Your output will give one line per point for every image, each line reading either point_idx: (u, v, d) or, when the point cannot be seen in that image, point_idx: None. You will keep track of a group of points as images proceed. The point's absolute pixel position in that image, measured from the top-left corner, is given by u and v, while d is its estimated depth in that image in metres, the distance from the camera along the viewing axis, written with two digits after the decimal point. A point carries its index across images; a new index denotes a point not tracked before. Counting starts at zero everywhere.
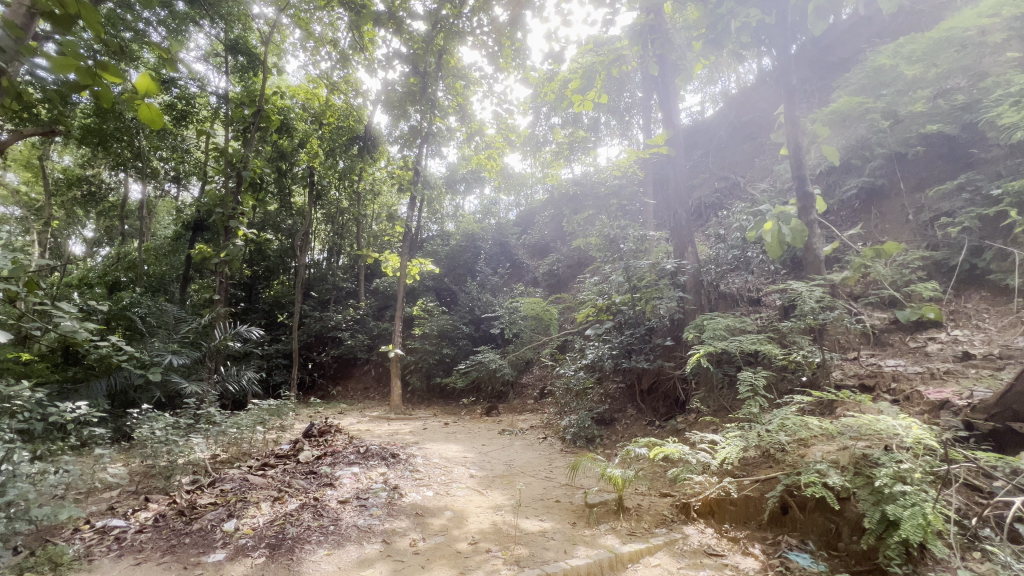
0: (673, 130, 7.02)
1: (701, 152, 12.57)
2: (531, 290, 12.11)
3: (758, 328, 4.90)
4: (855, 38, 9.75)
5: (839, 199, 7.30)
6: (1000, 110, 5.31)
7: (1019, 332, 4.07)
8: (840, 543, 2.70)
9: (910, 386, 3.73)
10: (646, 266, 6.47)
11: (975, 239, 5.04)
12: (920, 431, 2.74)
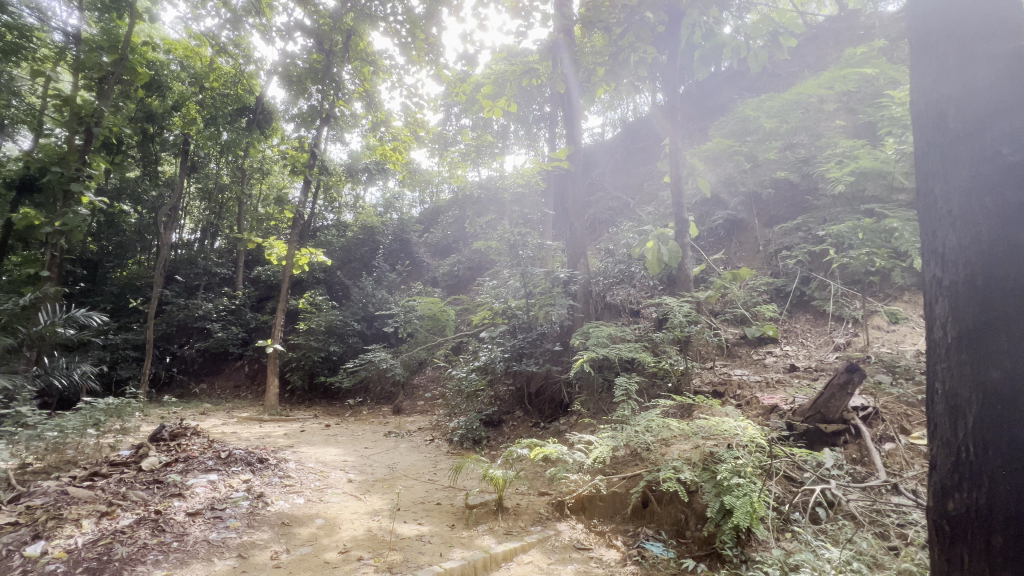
0: (574, 147, 7.40)
1: (598, 172, 13.43)
2: (429, 289, 11.92)
3: (636, 338, 5.34)
4: (728, 89, 11.11)
5: (708, 227, 8.28)
6: (829, 166, 6.47)
7: (830, 349, 4.96)
8: (687, 532, 3.02)
9: (751, 393, 4.34)
10: (541, 273, 6.74)
11: (805, 271, 6.05)
12: (755, 432, 3.19)
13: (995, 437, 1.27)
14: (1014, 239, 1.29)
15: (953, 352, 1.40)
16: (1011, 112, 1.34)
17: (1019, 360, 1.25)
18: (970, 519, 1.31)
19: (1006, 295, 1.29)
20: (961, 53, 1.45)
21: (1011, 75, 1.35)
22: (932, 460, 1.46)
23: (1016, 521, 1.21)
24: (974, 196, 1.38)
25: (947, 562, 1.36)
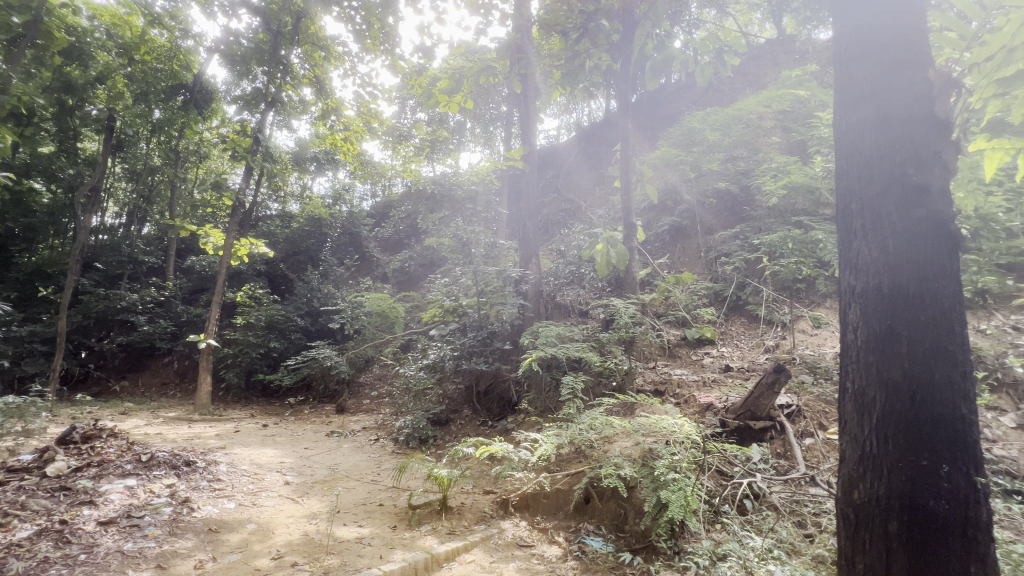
0: (529, 148, 7.46)
1: (552, 174, 13.58)
2: (378, 285, 11.61)
3: (583, 337, 5.45)
4: (677, 101, 11.57)
5: (655, 232, 8.60)
6: (765, 179, 6.91)
7: (760, 351, 5.30)
8: (625, 526, 3.11)
9: (689, 392, 4.56)
10: (493, 272, 6.73)
11: (741, 277, 6.42)
12: (690, 429, 3.35)
13: (895, 432, 1.40)
14: (916, 254, 1.43)
15: (862, 354, 1.52)
16: (917, 138, 1.48)
17: (918, 363, 1.38)
18: (872, 507, 1.44)
19: (908, 304, 1.42)
20: (878, 80, 1.57)
21: (918, 104, 1.49)
22: (841, 454, 1.59)
23: (911, 508, 1.35)
24: (882, 213, 1.51)
25: (851, 547, 1.49)
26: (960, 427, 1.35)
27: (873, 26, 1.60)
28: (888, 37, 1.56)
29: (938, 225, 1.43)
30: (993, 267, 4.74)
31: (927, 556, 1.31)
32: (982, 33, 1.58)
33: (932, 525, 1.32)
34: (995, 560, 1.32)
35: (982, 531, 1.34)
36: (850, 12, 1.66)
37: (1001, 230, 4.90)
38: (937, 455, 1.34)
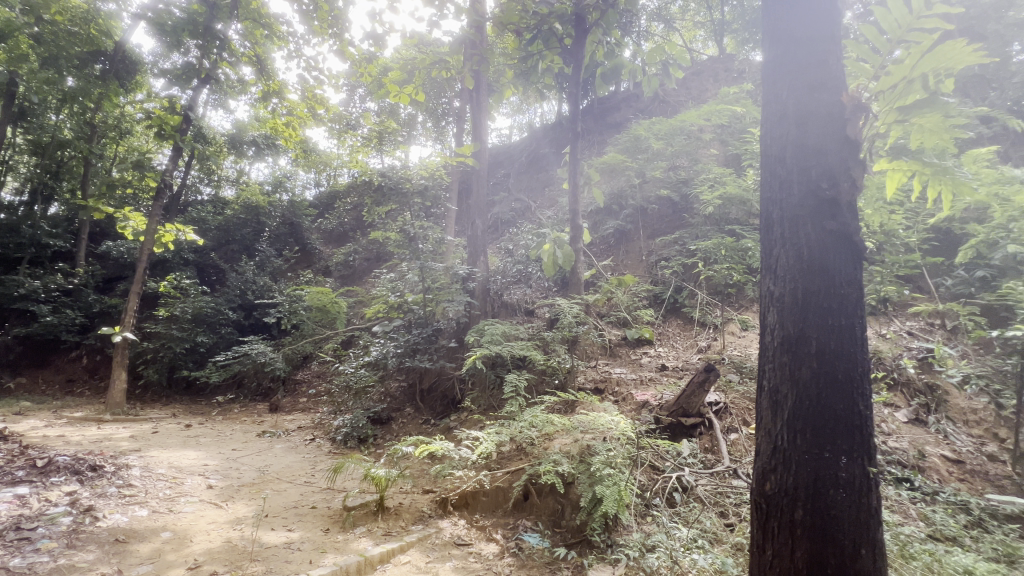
0: (481, 146, 7.42)
1: (503, 172, 13.58)
2: (320, 279, 11.12)
3: (529, 336, 5.50)
4: (625, 108, 11.92)
5: (600, 235, 8.83)
6: (703, 189, 7.29)
7: (694, 351, 5.59)
8: (562, 521, 3.17)
9: (627, 390, 4.73)
10: (441, 269, 6.48)
11: (679, 280, 6.74)
12: (627, 425, 3.47)
13: (802, 426, 1.52)
14: (826, 261, 1.56)
15: (776, 354, 1.63)
16: (830, 156, 1.61)
17: (823, 362, 1.51)
18: (781, 497, 1.54)
19: (817, 308, 1.54)
20: (799, 99, 1.68)
21: (832, 124, 1.62)
22: (755, 448, 1.69)
23: (814, 496, 1.47)
24: (800, 222, 1.62)
25: (761, 534, 1.60)
26: (856, 421, 1.48)
27: (796, 48, 1.71)
28: (809, 60, 1.68)
29: (845, 236, 1.56)
30: (894, 278, 5.28)
31: (826, 539, 1.43)
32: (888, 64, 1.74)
33: (830, 511, 1.45)
34: (880, 539, 1.47)
35: (872, 516, 1.48)
36: (778, 33, 1.77)
37: (900, 245, 5.47)
38: (837, 447, 1.47)
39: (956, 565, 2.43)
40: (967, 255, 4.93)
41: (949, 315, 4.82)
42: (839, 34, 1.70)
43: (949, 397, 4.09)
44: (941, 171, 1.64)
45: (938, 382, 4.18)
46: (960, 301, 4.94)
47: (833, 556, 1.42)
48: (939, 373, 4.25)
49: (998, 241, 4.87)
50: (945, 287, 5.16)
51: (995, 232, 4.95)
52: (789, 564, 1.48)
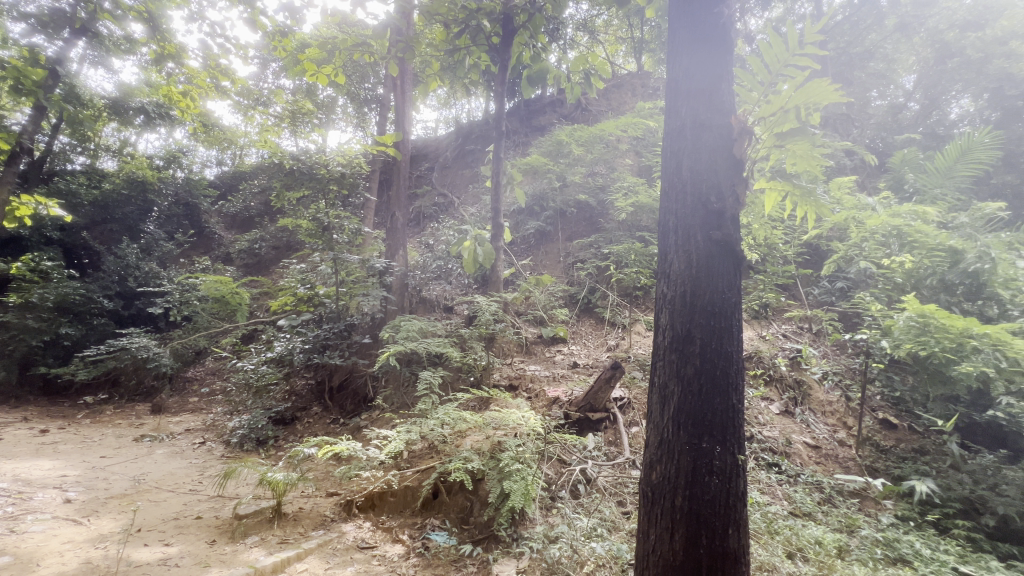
0: (403, 137, 7.18)
1: (427, 166, 13.26)
2: (218, 267, 10.11)
3: (446, 333, 5.43)
4: (550, 113, 12.20)
5: (521, 234, 8.95)
6: (618, 196, 7.67)
7: (604, 350, 5.87)
8: (470, 517, 3.17)
9: (540, 386, 4.87)
10: (356, 261, 6.20)
11: (593, 282, 7.04)
12: (536, 421, 3.55)
13: (685, 419, 1.65)
14: (710, 269, 1.71)
15: (666, 352, 1.75)
16: (719, 173, 1.76)
17: (705, 360, 1.65)
18: (664, 486, 1.66)
19: (702, 311, 1.69)
20: (696, 117, 1.83)
21: (722, 142, 1.77)
22: (644, 440, 1.81)
23: (692, 484, 1.61)
24: (691, 232, 1.76)
25: (646, 521, 1.71)
26: (731, 414, 1.65)
27: (696, 70, 1.86)
28: (705, 82, 1.83)
29: (728, 246, 1.72)
30: (774, 286, 5.96)
31: (700, 522, 1.58)
32: (769, 93, 1.95)
33: (705, 496, 1.60)
34: (745, 519, 1.65)
35: (740, 498, 1.66)
36: (681, 52, 1.91)
37: (780, 257, 6.20)
38: (713, 438, 1.62)
39: (809, 536, 2.83)
40: (831, 268, 5.70)
41: (815, 320, 5.54)
42: (730, 61, 1.88)
43: (811, 391, 4.71)
44: (806, 193, 1.87)
45: (804, 377, 4.79)
46: (824, 307, 5.70)
47: (705, 536, 1.57)
48: (805, 370, 4.87)
49: (853, 257, 5.70)
50: (813, 296, 5.93)
51: (852, 249, 5.79)
52: (669, 547, 1.61)
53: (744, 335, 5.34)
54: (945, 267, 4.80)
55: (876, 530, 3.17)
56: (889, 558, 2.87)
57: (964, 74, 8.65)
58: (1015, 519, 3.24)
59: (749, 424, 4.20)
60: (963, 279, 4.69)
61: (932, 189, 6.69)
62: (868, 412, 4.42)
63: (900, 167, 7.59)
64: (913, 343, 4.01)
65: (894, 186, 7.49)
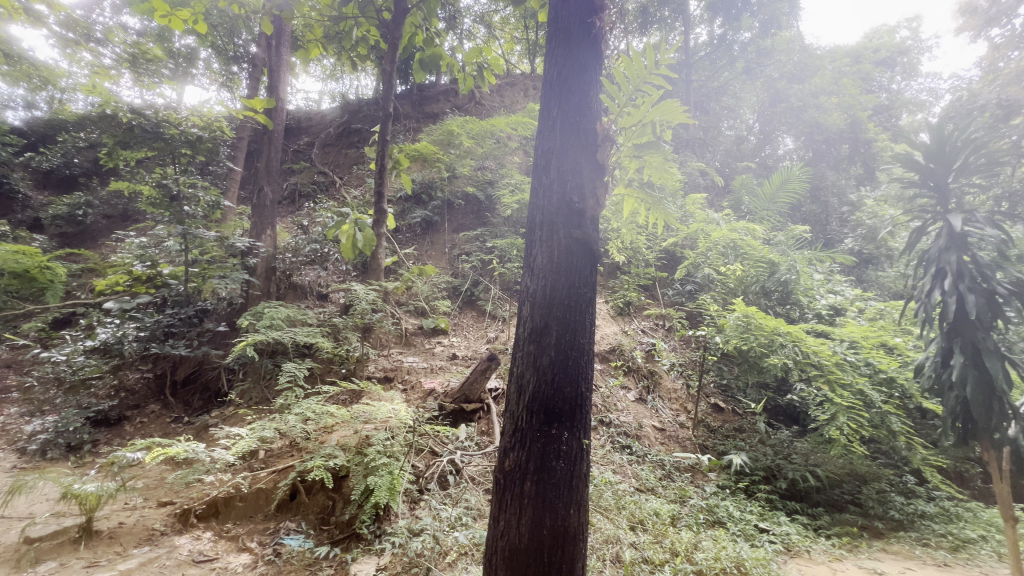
0: (276, 106, 6.45)
1: (305, 139, 12.09)
2: (18, 234, 8.06)
3: (318, 322, 5.03)
4: (443, 101, 11.96)
5: (406, 222, 8.56)
6: (505, 192, 7.79)
7: (483, 343, 5.97)
8: (331, 517, 2.99)
9: (416, 378, 4.79)
10: (212, 238, 5.41)
11: (477, 275, 7.08)
12: (408, 413, 3.47)
13: (538, 408, 1.73)
14: (569, 264, 1.81)
15: (525, 344, 1.82)
16: (583, 175, 1.87)
17: (560, 351, 1.75)
18: (515, 472, 1.72)
19: (560, 305, 1.78)
20: (566, 119, 1.92)
21: (587, 146, 1.88)
22: (502, 428, 1.85)
23: (541, 469, 1.69)
24: (554, 228, 1.85)
25: (497, 507, 1.76)
26: (579, 402, 1.77)
27: (570, 73, 1.95)
28: (576, 87, 1.93)
29: (585, 244, 1.84)
30: (637, 286, 6.56)
31: (547, 505, 1.67)
32: (631, 106, 2.12)
33: (552, 480, 1.69)
34: (586, 499, 1.79)
35: (584, 480, 1.78)
36: (557, 53, 1.98)
37: (643, 261, 6.84)
38: (562, 425, 1.72)
39: (649, 508, 3.21)
40: (683, 272, 6.46)
41: (668, 317, 6.24)
42: (598, 72, 2.01)
43: (661, 381, 5.31)
44: (655, 202, 2.08)
45: (656, 368, 5.37)
46: (675, 307, 6.43)
47: (550, 517, 1.67)
48: (657, 362, 5.44)
49: (700, 264, 6.53)
50: (667, 296, 6.65)
51: (699, 257, 6.63)
52: (516, 530, 1.67)
53: (610, 330, 5.79)
54: (766, 277, 5.80)
55: (702, 498, 3.72)
56: (710, 521, 3.39)
57: (788, 118, 10.45)
58: (799, 481, 4.05)
59: (608, 411, 4.59)
60: (777, 287, 5.69)
61: (760, 211, 7.96)
62: (704, 398, 5.15)
63: (739, 190, 8.92)
64: (738, 340, 4.76)
65: (734, 206, 8.77)
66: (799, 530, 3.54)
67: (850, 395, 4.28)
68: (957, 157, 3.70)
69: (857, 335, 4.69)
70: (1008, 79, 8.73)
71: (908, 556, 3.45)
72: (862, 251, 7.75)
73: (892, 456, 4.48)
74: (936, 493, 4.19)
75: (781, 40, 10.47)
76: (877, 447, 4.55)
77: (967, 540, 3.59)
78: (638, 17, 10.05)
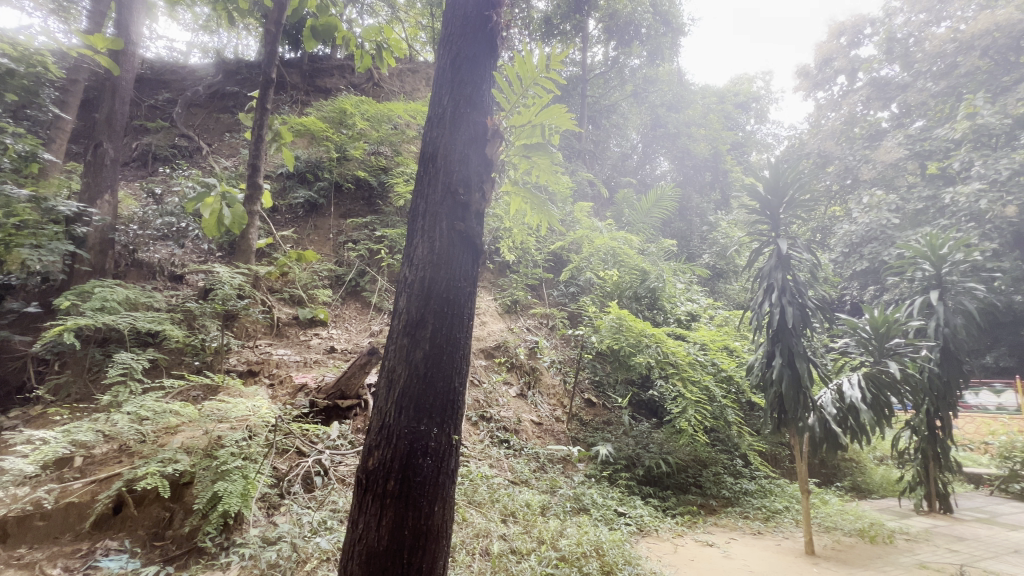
0: (124, 49, 5.41)
1: (162, 92, 10.26)
2: None
3: (168, 307, 4.36)
4: (337, 77, 11.12)
5: (287, 202, 7.54)
6: (398, 181, 7.46)
7: (366, 336, 5.72)
8: (167, 531, 2.59)
9: (286, 372, 4.38)
10: (23, 197, 4.31)
11: (363, 264, 6.68)
12: (272, 411, 3.16)
13: (407, 403, 1.68)
14: (449, 257, 1.79)
15: (399, 336, 1.75)
16: (470, 167, 1.85)
17: (434, 345, 1.72)
18: (378, 471, 1.65)
19: (437, 298, 1.75)
20: (456, 108, 1.89)
21: (476, 139, 1.88)
22: (367, 425, 1.76)
23: (405, 467, 1.63)
24: (437, 219, 1.81)
25: (356, 509, 1.66)
26: (451, 397, 1.75)
27: (463, 62, 1.93)
28: (468, 78, 1.92)
29: (467, 238, 1.83)
30: (524, 285, 6.73)
31: (410, 503, 1.62)
32: (521, 106, 2.17)
33: (417, 478, 1.64)
34: (452, 496, 1.77)
35: (451, 477, 1.76)
36: (451, 41, 1.96)
37: (531, 261, 7.05)
38: (431, 420, 1.68)
39: (521, 500, 3.33)
40: (567, 275, 6.82)
41: (551, 317, 6.52)
42: (491, 66, 2.02)
43: (541, 376, 5.51)
44: (540, 202, 2.14)
45: (537, 365, 5.57)
46: (559, 307, 6.75)
47: (412, 516, 1.61)
48: (538, 359, 5.65)
49: (584, 268, 6.93)
50: (552, 296, 6.96)
51: (583, 261, 7.03)
52: (375, 532, 1.60)
53: (497, 328, 5.87)
54: (638, 283, 6.37)
55: (570, 488, 3.95)
56: (576, 508, 3.62)
57: (665, 143, 11.75)
58: (654, 468, 4.52)
59: (490, 406, 4.66)
60: (647, 293, 6.29)
61: (637, 223, 8.73)
62: (578, 394, 5.50)
63: (621, 203, 9.65)
64: (611, 340, 5.17)
65: (616, 217, 9.53)
66: (650, 511, 3.95)
67: (697, 390, 4.93)
68: (786, 192, 4.42)
69: (706, 339, 5.36)
70: (826, 134, 11.77)
71: (733, 527, 4.05)
72: (716, 265, 8.96)
73: (726, 443, 5.21)
74: (756, 472, 4.98)
75: (664, 71, 11.46)
76: (716, 435, 5.26)
77: (775, 511, 4.33)
78: (542, 26, 10.43)
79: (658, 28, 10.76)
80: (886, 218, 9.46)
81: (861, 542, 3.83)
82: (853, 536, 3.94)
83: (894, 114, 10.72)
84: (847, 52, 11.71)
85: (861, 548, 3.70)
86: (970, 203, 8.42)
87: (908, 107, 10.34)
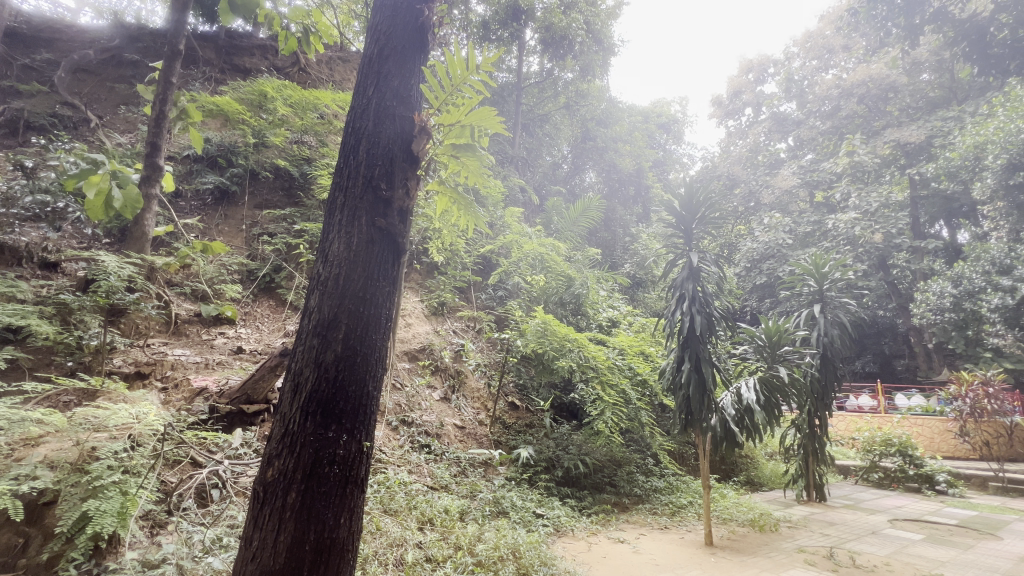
0: None
1: (39, 52, 8.85)
2: None
3: (36, 299, 3.77)
4: (258, 57, 10.32)
5: (193, 188, 6.83)
6: (321, 173, 7.03)
7: (278, 337, 5.35)
8: (20, 560, 2.21)
9: (182, 374, 3.96)
10: None
11: (279, 259, 6.23)
12: (161, 419, 2.83)
13: (314, 408, 1.57)
14: (367, 256, 1.71)
15: (308, 337, 1.64)
16: (393, 163, 1.79)
17: (347, 346, 1.63)
18: (279, 483, 1.53)
19: (352, 297, 1.67)
20: (381, 100, 1.83)
21: (401, 133, 1.82)
22: (267, 433, 1.63)
23: (309, 477, 1.53)
24: (355, 216, 1.73)
25: (252, 525, 1.53)
26: (364, 402, 1.66)
27: (393, 54, 1.88)
28: (395, 71, 1.87)
29: (388, 236, 1.76)
30: (452, 287, 6.64)
31: (310, 517, 1.51)
32: (451, 104, 2.14)
33: (321, 489, 1.54)
34: (362, 506, 1.68)
35: (360, 487, 1.67)
36: (379, 31, 1.91)
37: (460, 263, 6.99)
38: (341, 427, 1.59)
39: (439, 506, 3.27)
40: (495, 279, 6.87)
41: (478, 320, 6.51)
42: (421, 61, 1.97)
43: (466, 380, 5.48)
44: (467, 204, 2.11)
45: (462, 368, 5.52)
46: (486, 310, 6.84)
47: (314, 530, 1.51)
48: (463, 362, 5.60)
49: (512, 272, 7.00)
50: (479, 299, 6.98)
51: (512, 265, 7.10)
52: (271, 550, 1.48)
53: (422, 330, 5.74)
54: (564, 289, 6.57)
55: (490, 491, 3.96)
56: (495, 512, 3.63)
57: (593, 156, 12.29)
58: (572, 469, 4.66)
59: (411, 411, 4.54)
60: (572, 300, 6.49)
61: (565, 230, 8.98)
62: (503, 397, 5.54)
63: (550, 210, 9.86)
64: (536, 344, 5.26)
65: (546, 223, 9.77)
66: (566, 511, 4.06)
67: (615, 392, 5.15)
68: (698, 210, 4.78)
69: (624, 344, 5.57)
70: (733, 160, 12.89)
71: (643, 523, 4.30)
72: (636, 275, 9.47)
73: (639, 443, 5.51)
74: (664, 470, 5.32)
75: (594, 87, 11.90)
76: (631, 436, 5.54)
77: (680, 506, 4.68)
78: (479, 29, 10.44)
79: (591, 46, 11.10)
80: (782, 239, 10.56)
81: (752, 531, 4.22)
82: (745, 526, 4.33)
83: (789, 146, 12.08)
84: (753, 87, 13.01)
85: (751, 537, 4.07)
86: (847, 229, 9.76)
87: (801, 140, 11.70)
